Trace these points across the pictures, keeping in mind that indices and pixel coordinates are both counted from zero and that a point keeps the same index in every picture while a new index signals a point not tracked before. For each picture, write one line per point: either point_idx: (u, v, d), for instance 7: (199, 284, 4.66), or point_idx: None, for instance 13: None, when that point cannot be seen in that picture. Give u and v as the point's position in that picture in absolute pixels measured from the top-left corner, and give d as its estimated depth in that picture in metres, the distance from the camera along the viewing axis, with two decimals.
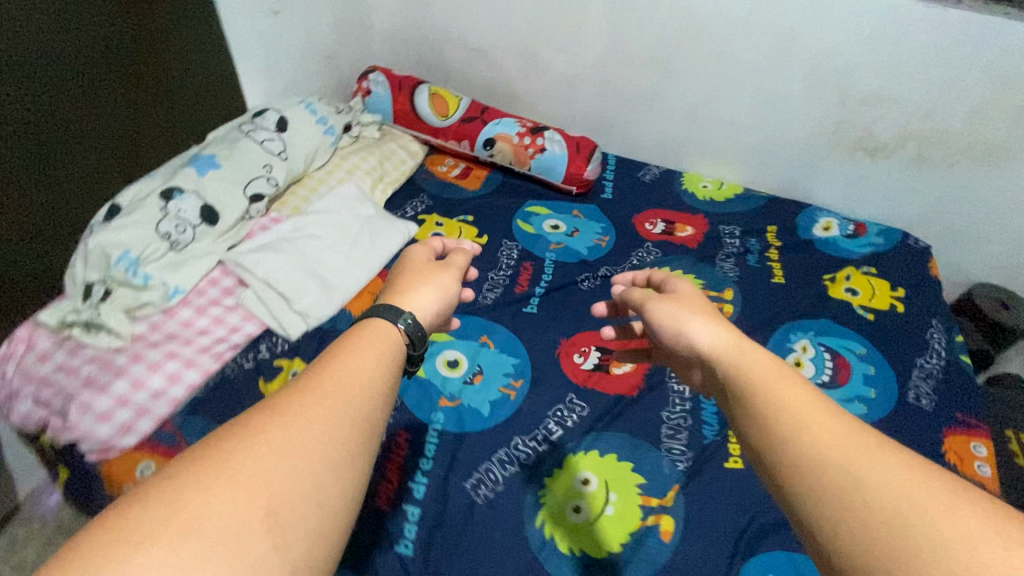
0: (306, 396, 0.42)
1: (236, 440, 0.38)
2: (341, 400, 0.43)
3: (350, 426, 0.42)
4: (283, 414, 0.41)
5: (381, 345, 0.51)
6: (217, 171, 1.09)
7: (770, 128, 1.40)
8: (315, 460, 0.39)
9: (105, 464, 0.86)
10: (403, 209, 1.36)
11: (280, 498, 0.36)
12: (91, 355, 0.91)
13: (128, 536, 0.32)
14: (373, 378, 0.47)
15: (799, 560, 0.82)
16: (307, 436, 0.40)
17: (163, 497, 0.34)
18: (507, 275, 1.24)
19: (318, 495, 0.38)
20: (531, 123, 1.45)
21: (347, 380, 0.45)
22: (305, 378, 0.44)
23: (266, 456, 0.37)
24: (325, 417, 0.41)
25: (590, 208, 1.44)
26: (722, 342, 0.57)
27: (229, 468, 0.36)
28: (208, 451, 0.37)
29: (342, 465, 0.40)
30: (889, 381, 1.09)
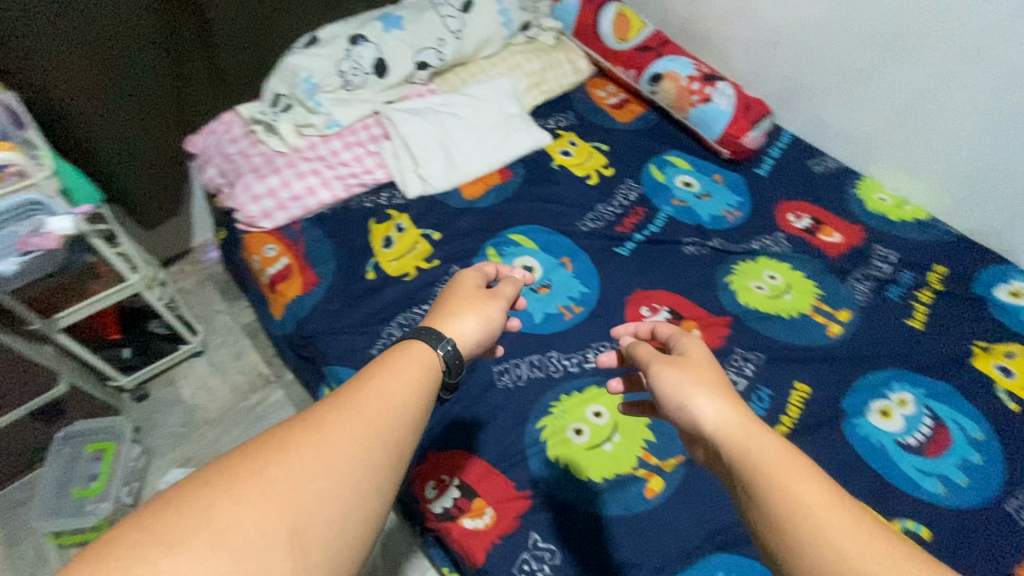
0: (341, 415, 0.43)
1: (272, 454, 0.40)
2: (375, 424, 0.44)
3: (381, 451, 0.43)
4: (319, 429, 0.42)
5: (418, 367, 0.50)
6: (399, 32, 1.21)
7: (995, 155, 1.13)
8: (345, 486, 0.40)
9: (248, 234, 1.09)
10: (546, 119, 1.39)
11: (304, 521, 0.38)
12: (263, 150, 1.13)
13: (162, 536, 0.35)
14: (411, 399, 0.47)
15: None
16: (337, 459, 0.41)
17: (199, 498, 0.37)
18: (615, 212, 1.22)
19: (340, 525, 0.39)
20: (708, 70, 1.35)
21: (384, 401, 0.46)
22: (342, 396, 0.45)
23: (300, 475, 0.39)
24: (358, 439, 0.42)
25: (735, 177, 1.33)
26: (729, 426, 0.47)
27: (261, 481, 0.38)
28: (245, 461, 0.39)
29: (366, 489, 0.41)
30: (991, 477, 0.91)
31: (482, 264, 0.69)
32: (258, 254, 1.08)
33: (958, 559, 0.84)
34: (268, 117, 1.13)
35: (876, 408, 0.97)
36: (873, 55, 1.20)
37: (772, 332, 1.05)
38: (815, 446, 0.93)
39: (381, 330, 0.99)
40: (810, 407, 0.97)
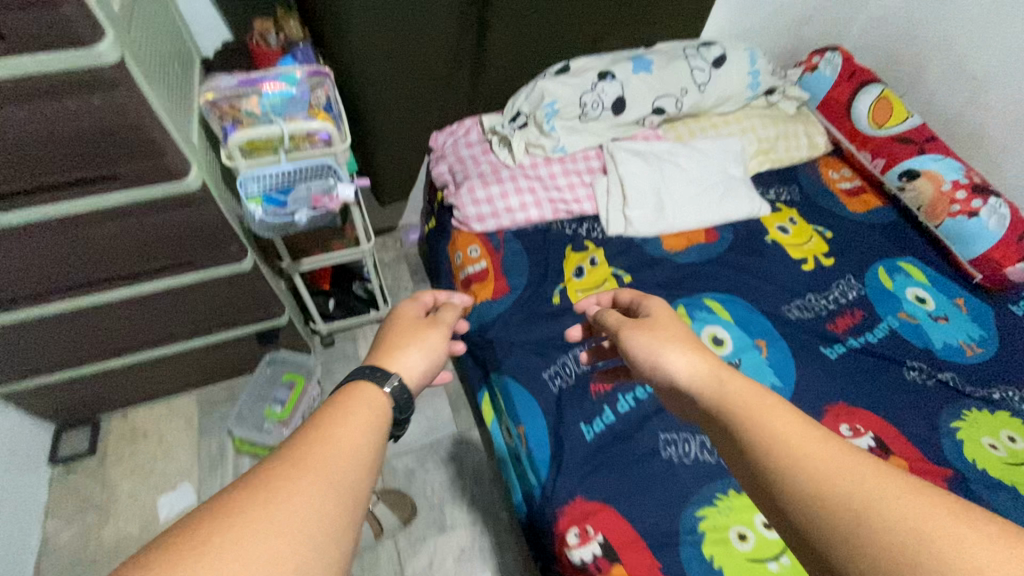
0: (285, 468, 0.38)
1: (213, 522, 0.34)
2: (327, 470, 0.39)
3: (336, 509, 0.38)
4: (263, 486, 0.37)
5: (368, 409, 0.47)
6: (646, 75, 1.23)
7: None
8: (301, 542, 0.35)
9: (458, 231, 1.18)
10: (766, 189, 1.31)
11: None
12: (491, 159, 1.21)
13: None
14: (359, 444, 0.43)
15: None
16: (292, 513, 0.36)
17: None
18: (827, 307, 1.11)
19: None
20: (981, 180, 1.17)
21: (330, 456, 0.41)
22: (290, 450, 0.40)
23: (247, 541, 0.33)
24: (301, 502, 0.37)
25: (983, 307, 1.12)
26: (700, 376, 0.50)
27: (201, 557, 0.32)
28: (179, 541, 0.33)
29: (326, 544, 0.36)
30: None
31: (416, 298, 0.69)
32: (462, 249, 1.16)
33: None
34: (505, 131, 1.20)
35: None
36: None
37: (1005, 506, 0.86)
38: None
39: (558, 357, 0.99)
40: None
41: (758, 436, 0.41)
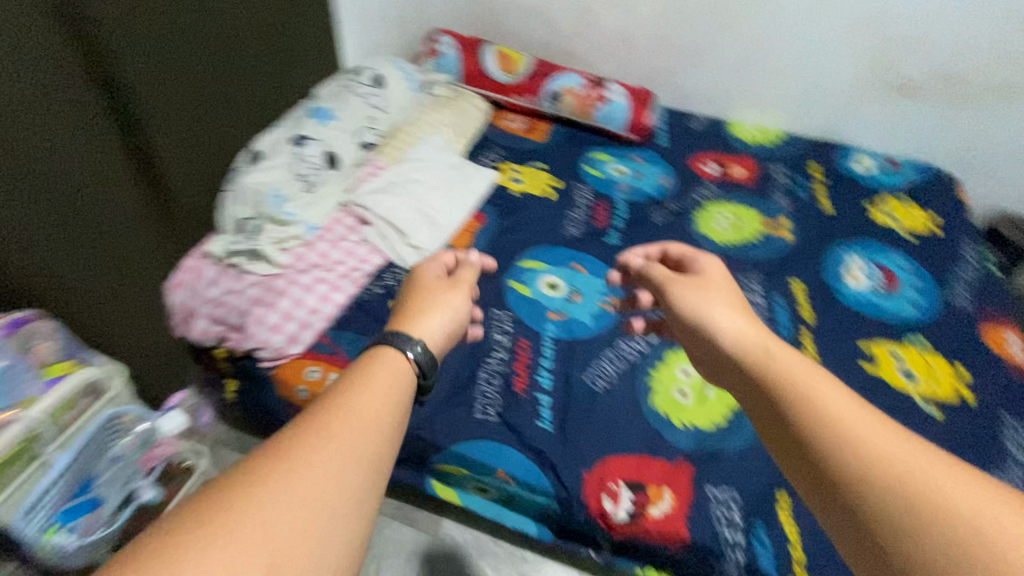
0: (309, 437, 0.42)
1: (243, 491, 0.38)
2: (349, 439, 0.43)
3: (357, 485, 0.41)
4: (287, 458, 0.40)
5: (389, 379, 0.49)
6: (334, 123, 1.27)
7: (810, 74, 1.50)
8: (327, 511, 0.39)
9: (278, 369, 1.01)
10: (481, 159, 1.49)
11: (284, 549, 0.36)
12: (253, 280, 1.05)
13: None
14: (386, 419, 0.46)
15: None
16: (317, 479, 0.40)
17: (169, 551, 0.34)
18: (585, 212, 1.37)
19: (323, 539, 0.38)
20: (592, 77, 1.59)
21: (361, 429, 0.44)
22: (312, 418, 0.44)
23: (279, 507, 0.38)
24: (324, 484, 0.40)
25: (649, 153, 1.55)
26: (749, 344, 0.55)
27: (234, 516, 0.37)
28: (215, 503, 0.37)
29: (351, 502, 0.40)
30: (933, 288, 1.22)
31: (437, 255, 0.72)
32: (300, 383, 1.00)
33: (952, 345, 1.12)
34: (247, 245, 1.07)
35: (846, 275, 1.24)
36: (712, 27, 1.49)
37: (752, 255, 1.27)
38: (834, 321, 1.16)
39: (473, 393, 1.00)
40: (813, 295, 1.21)
41: (811, 409, 0.45)
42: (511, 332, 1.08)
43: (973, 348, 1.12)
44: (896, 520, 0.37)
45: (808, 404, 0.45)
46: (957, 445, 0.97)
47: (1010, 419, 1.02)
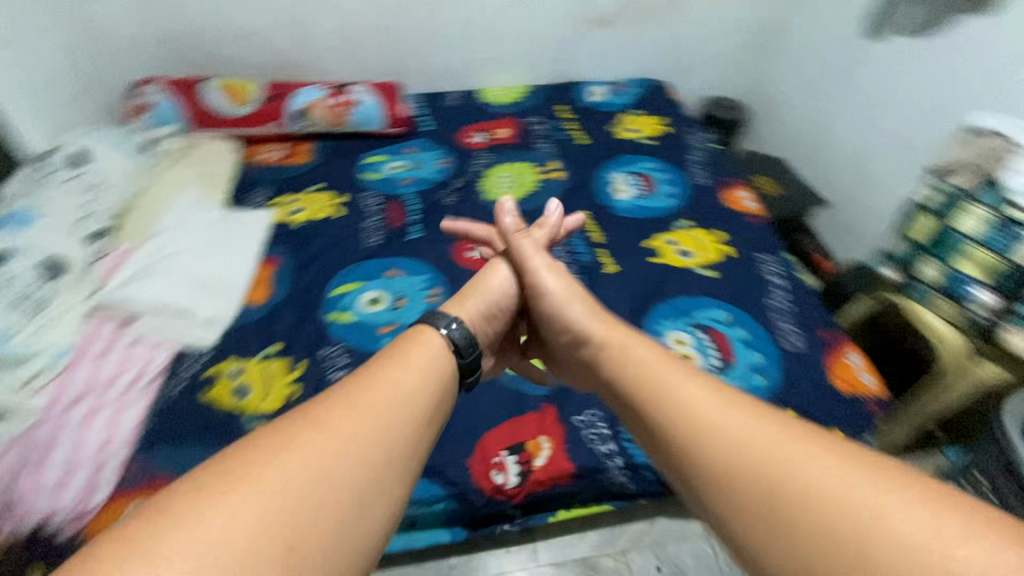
0: (341, 413, 0.56)
1: (287, 447, 0.52)
2: (374, 424, 0.56)
3: (370, 469, 0.53)
4: (326, 429, 0.54)
5: (419, 374, 0.64)
6: (37, 224, 1.05)
7: (526, 28, 1.62)
8: (343, 483, 0.51)
9: (87, 530, 0.82)
10: (249, 201, 1.37)
11: (305, 510, 0.48)
12: (4, 444, 0.84)
13: (177, 528, 0.44)
14: (413, 411, 0.60)
15: (678, 303, 1.17)
16: (336, 451, 0.53)
17: (222, 495, 0.47)
18: (378, 217, 1.35)
19: (338, 511, 0.49)
20: (333, 85, 1.54)
21: (389, 420, 0.57)
22: (352, 399, 0.58)
23: (308, 466, 0.51)
24: (341, 457, 0.52)
25: (419, 141, 1.56)
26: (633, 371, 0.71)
27: (281, 470, 0.50)
28: (266, 456, 0.51)
29: (365, 480, 0.52)
30: (679, 177, 1.45)
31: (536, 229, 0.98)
32: None
33: (706, 218, 1.35)
34: None
35: (615, 191, 1.42)
36: (423, 7, 1.53)
37: (539, 203, 1.39)
38: (620, 234, 1.32)
39: None
40: (597, 218, 1.36)
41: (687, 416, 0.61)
42: (347, 363, 1.04)
43: (720, 214, 1.36)
44: (750, 501, 0.52)
45: (682, 414, 0.61)
46: (735, 292, 1.19)
47: (759, 256, 1.27)
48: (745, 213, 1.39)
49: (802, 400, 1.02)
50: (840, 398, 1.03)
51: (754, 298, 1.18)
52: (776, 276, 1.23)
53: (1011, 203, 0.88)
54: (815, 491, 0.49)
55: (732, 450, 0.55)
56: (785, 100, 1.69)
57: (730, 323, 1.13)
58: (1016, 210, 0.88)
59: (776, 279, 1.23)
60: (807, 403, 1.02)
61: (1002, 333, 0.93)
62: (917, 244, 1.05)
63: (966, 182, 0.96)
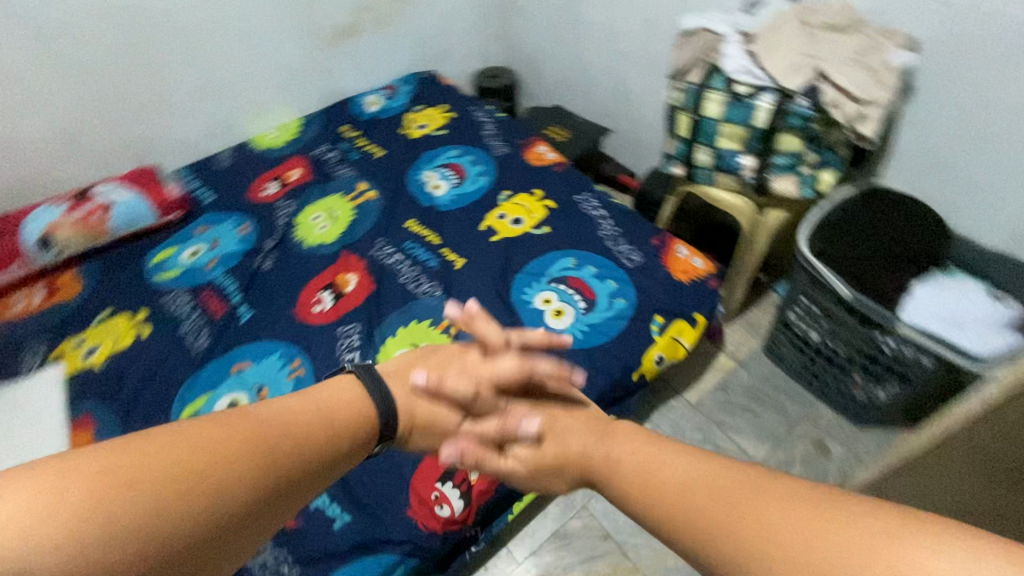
0: (268, 431, 0.55)
1: (206, 449, 0.49)
2: (297, 450, 0.55)
3: (276, 493, 0.52)
4: (248, 439, 0.52)
5: (358, 408, 0.65)
6: None
7: (271, 62, 1.48)
8: (247, 499, 0.49)
9: None
10: (25, 367, 1.11)
11: (199, 513, 0.46)
12: None
13: (48, 506, 0.40)
14: (333, 425, 0.61)
15: (533, 269, 1.22)
16: (251, 467, 0.51)
17: (118, 480, 0.44)
18: (197, 315, 1.19)
19: (230, 516, 0.48)
20: (70, 195, 1.29)
21: (315, 445, 0.57)
22: (286, 421, 0.57)
23: (221, 472, 0.49)
24: (257, 472, 0.51)
25: (207, 216, 1.38)
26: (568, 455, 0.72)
27: (188, 467, 0.47)
28: (181, 451, 0.48)
29: (268, 497, 0.51)
30: (483, 154, 1.50)
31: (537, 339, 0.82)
32: None
33: (522, 183, 1.42)
34: None
35: (432, 190, 1.42)
36: (139, 73, 1.32)
37: (363, 230, 1.33)
38: (454, 228, 1.33)
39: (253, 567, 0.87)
40: (426, 223, 1.35)
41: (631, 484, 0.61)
42: None
43: (532, 173, 1.44)
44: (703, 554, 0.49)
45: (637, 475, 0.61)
46: (572, 237, 1.28)
47: (578, 197, 1.38)
48: (552, 163, 1.48)
49: (660, 303, 1.14)
50: (686, 287, 1.17)
51: (589, 235, 1.28)
52: (596, 208, 1.35)
53: (735, 82, 1.04)
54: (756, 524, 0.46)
55: (689, 488, 0.54)
56: (541, 52, 1.79)
57: (579, 265, 1.21)
58: (739, 87, 1.04)
59: (597, 211, 1.34)
60: (664, 303, 1.14)
61: (769, 182, 1.11)
62: (683, 140, 1.18)
63: (697, 77, 1.10)
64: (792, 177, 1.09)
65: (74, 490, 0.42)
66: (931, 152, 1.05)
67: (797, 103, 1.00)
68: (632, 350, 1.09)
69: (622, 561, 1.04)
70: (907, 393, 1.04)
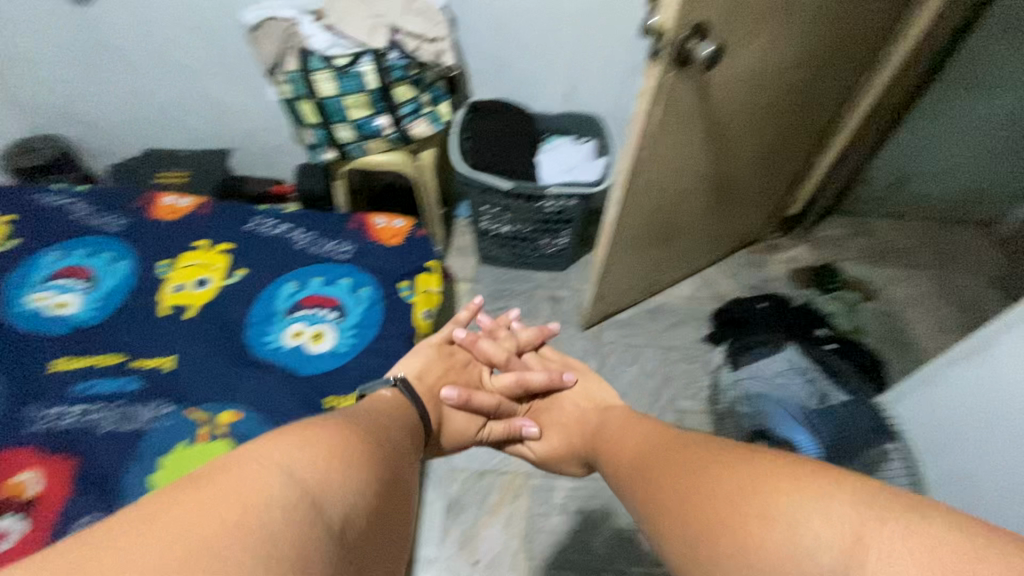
0: (361, 426, 0.57)
1: (332, 429, 0.51)
2: (385, 442, 0.58)
3: (388, 477, 0.53)
4: (353, 428, 0.55)
5: (397, 417, 0.71)
6: None
7: None
8: (376, 475, 0.50)
9: None
10: None
11: (351, 474, 0.46)
12: None
13: (237, 470, 0.40)
14: (376, 415, 0.65)
15: (259, 317, 1.10)
16: (368, 447, 0.52)
17: (285, 445, 0.44)
18: None
19: (369, 487, 0.47)
20: None
21: (392, 443, 0.60)
22: (366, 422, 0.60)
23: (352, 444, 0.50)
24: (374, 452, 0.52)
25: None
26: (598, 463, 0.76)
27: (330, 438, 0.49)
28: (319, 429, 0.50)
29: (383, 479, 0.51)
30: (98, 241, 1.19)
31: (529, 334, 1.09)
32: None
33: (173, 245, 1.21)
34: None
35: (59, 313, 1.07)
36: None
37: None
38: (130, 335, 1.07)
39: None
40: (85, 351, 1.04)
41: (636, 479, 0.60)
42: None
43: (179, 231, 1.23)
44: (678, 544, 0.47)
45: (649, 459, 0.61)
46: (274, 265, 1.19)
47: (249, 226, 1.26)
48: (192, 208, 1.28)
49: (395, 272, 1.19)
50: (404, 247, 1.24)
51: (289, 254, 1.21)
52: (276, 227, 1.27)
53: (331, 57, 1.09)
54: (730, 505, 0.44)
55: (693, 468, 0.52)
56: (76, 98, 1.42)
57: (302, 286, 1.15)
58: (337, 60, 1.09)
59: (278, 228, 1.27)
60: (397, 269, 1.20)
61: (409, 133, 1.22)
62: (317, 127, 1.18)
63: (293, 64, 1.11)
64: (423, 119, 1.23)
65: (284, 464, 0.42)
66: (490, 58, 1.35)
67: (390, 57, 1.12)
68: (400, 323, 1.13)
69: (503, 479, 1.18)
70: (576, 231, 1.42)
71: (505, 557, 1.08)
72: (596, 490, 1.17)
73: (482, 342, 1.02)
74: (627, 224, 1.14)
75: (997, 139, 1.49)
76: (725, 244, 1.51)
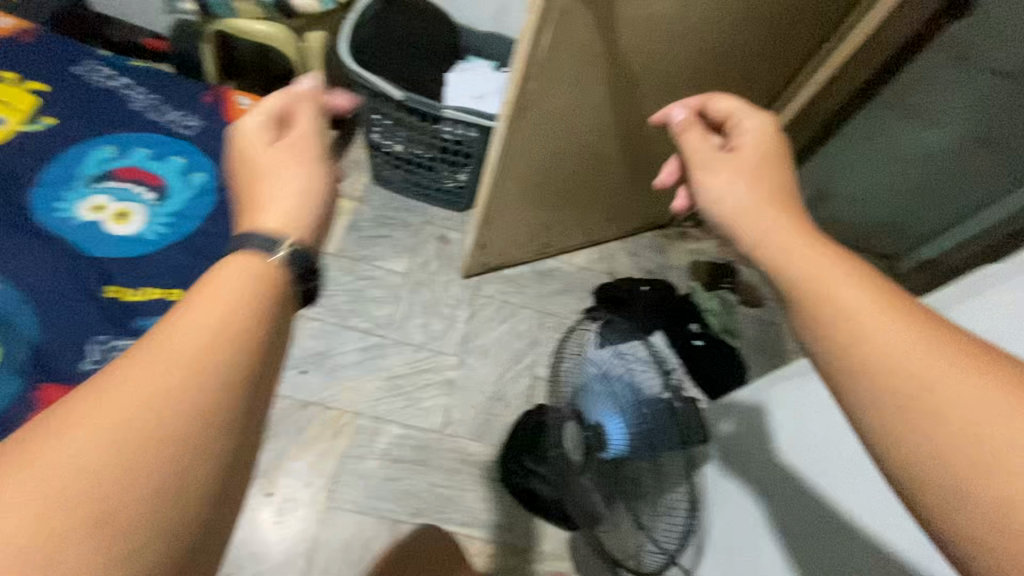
0: (151, 346, 0.38)
1: (88, 393, 0.35)
2: (191, 351, 0.38)
3: (192, 416, 0.36)
4: (132, 366, 0.37)
5: (243, 269, 0.44)
6: None
7: None
8: (151, 445, 0.34)
9: None
10: None
11: (73, 489, 0.31)
12: None
13: None
14: (213, 285, 0.43)
15: (53, 176, 0.91)
16: (141, 395, 0.35)
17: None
18: None
19: (135, 483, 0.33)
20: None
21: (212, 335, 0.39)
22: (174, 326, 0.39)
23: (104, 416, 0.34)
24: (152, 397, 0.35)
25: None
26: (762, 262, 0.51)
27: (66, 422, 0.34)
28: (70, 403, 0.35)
29: (170, 438, 0.35)
30: None
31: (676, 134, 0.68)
32: None
33: None
34: None
35: None
36: None
37: None
38: None
39: None
40: None
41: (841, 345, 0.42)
42: None
43: None
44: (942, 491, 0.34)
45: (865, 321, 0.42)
46: (94, 121, 0.99)
47: (77, 68, 1.04)
48: (9, 30, 1.05)
49: None
50: None
51: (116, 114, 1.01)
52: (111, 78, 1.05)
53: None
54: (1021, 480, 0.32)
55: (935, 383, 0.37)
56: None
57: (122, 153, 0.97)
58: None
59: (114, 79, 1.05)
60: None
61: None
62: None
63: None
64: None
65: (79, 471, 0.32)
66: None
67: None
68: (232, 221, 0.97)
69: (328, 414, 1.10)
70: (475, 168, 1.28)
71: (304, 494, 1.01)
72: (423, 441, 1.11)
73: (699, 133, 0.65)
74: (516, 169, 1.02)
75: (913, 173, 1.42)
76: (632, 220, 1.43)
